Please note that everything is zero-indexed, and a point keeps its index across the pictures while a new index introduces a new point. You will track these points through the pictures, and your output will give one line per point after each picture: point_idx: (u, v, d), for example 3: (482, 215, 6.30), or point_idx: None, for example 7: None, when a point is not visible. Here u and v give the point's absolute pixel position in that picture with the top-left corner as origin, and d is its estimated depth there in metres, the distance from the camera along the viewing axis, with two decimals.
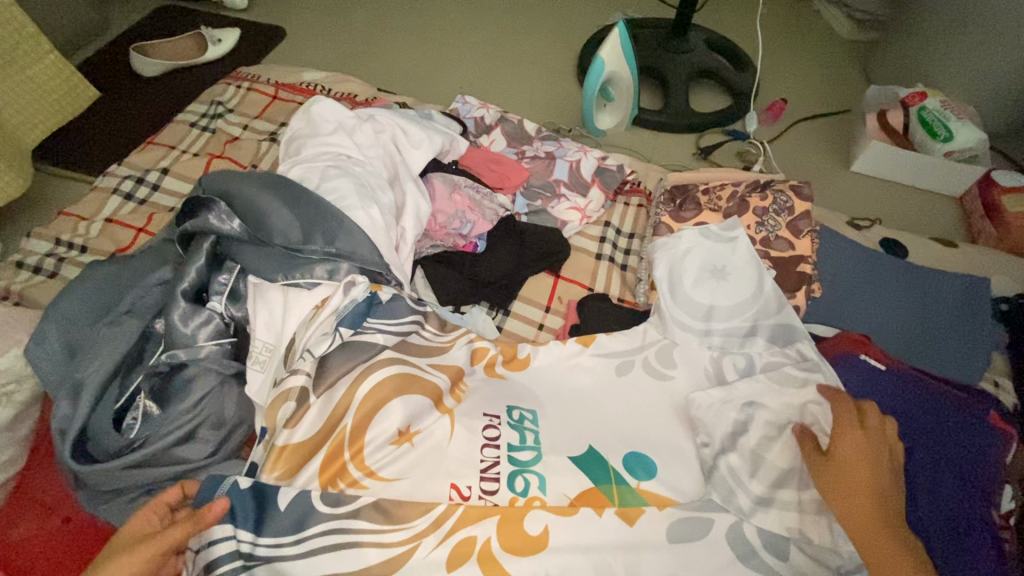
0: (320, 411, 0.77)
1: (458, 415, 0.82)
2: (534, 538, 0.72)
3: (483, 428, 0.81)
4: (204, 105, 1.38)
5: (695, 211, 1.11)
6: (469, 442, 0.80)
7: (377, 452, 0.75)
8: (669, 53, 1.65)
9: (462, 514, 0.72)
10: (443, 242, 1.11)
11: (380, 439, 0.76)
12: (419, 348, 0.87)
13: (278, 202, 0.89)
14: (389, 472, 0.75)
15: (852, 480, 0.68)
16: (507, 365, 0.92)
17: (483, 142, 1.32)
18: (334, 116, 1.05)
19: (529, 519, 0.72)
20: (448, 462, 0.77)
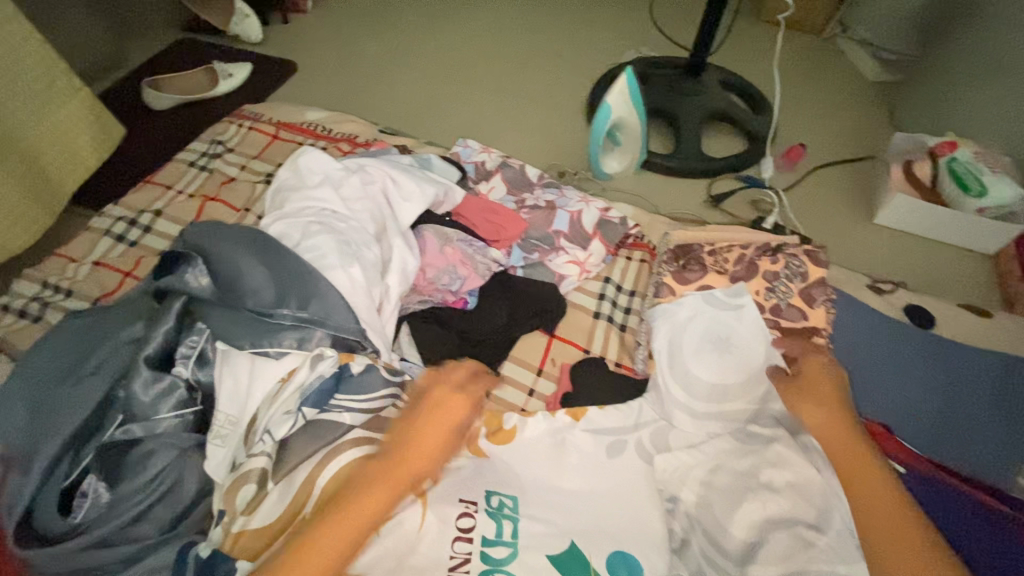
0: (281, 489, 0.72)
1: (431, 500, 0.73)
2: None
3: (455, 518, 0.72)
4: (204, 144, 1.37)
5: (700, 273, 1.03)
6: (440, 533, 0.71)
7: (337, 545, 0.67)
8: (681, 96, 1.59)
9: None
10: (431, 298, 1.06)
11: (335, 523, 0.68)
12: (390, 419, 0.81)
13: (253, 262, 0.85)
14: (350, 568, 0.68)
15: (813, 390, 0.83)
16: (492, 437, 0.87)
17: (481, 189, 1.28)
18: (322, 168, 1.00)
19: None
20: (415, 554, 0.69)
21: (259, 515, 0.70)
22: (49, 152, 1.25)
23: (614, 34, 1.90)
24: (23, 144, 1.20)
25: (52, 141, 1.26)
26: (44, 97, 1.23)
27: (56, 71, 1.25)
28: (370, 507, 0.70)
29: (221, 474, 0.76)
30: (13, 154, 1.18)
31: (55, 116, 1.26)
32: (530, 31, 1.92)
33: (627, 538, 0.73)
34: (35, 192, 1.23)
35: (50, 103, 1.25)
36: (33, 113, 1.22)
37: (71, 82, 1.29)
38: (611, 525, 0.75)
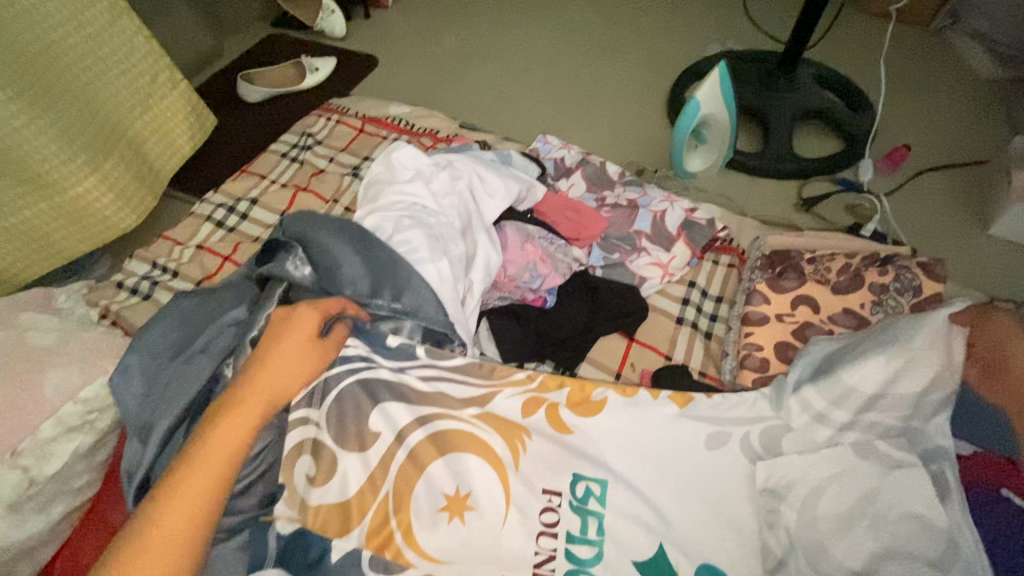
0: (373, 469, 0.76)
1: (518, 495, 0.75)
2: None
3: (539, 515, 0.74)
4: (295, 136, 1.44)
5: (797, 282, 0.97)
6: (530, 526, 0.74)
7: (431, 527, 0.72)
8: (773, 92, 1.50)
9: None
10: (511, 294, 1.05)
11: (429, 502, 0.74)
12: (464, 404, 0.81)
13: (350, 253, 0.87)
14: (428, 547, 0.71)
15: None
16: (577, 409, 0.82)
17: (561, 186, 1.26)
18: (413, 163, 1.01)
19: None
20: (500, 542, 0.72)
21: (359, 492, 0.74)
22: (150, 140, 1.35)
23: (699, 27, 1.82)
24: (128, 133, 1.30)
25: (156, 129, 1.36)
26: (151, 88, 1.33)
27: (160, 67, 1.35)
28: (459, 492, 0.74)
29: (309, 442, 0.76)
30: (120, 142, 1.27)
31: (158, 106, 1.36)
32: (611, 25, 1.87)
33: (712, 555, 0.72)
34: (140, 176, 1.33)
35: (155, 93, 1.34)
36: (141, 103, 1.31)
37: (170, 75, 1.38)
38: (696, 536, 0.73)
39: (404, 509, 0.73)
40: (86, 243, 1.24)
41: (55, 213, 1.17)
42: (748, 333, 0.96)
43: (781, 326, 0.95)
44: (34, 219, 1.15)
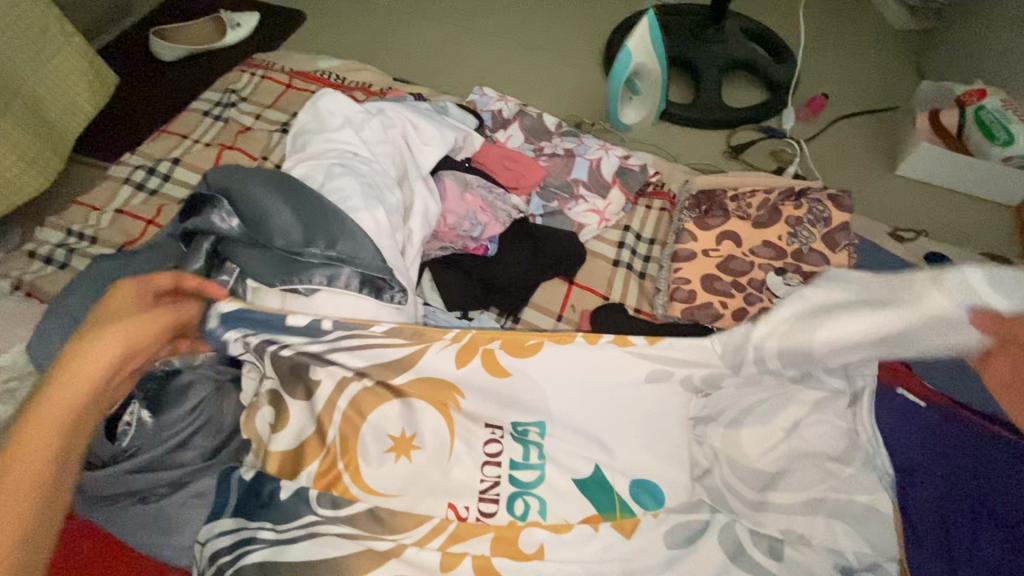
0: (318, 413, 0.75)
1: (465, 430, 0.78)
2: (528, 554, 0.69)
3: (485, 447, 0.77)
4: (218, 93, 1.36)
5: (721, 218, 1.03)
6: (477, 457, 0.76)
7: (377, 463, 0.74)
8: (703, 43, 1.54)
9: (452, 530, 0.70)
10: (452, 244, 1.06)
11: (377, 443, 0.75)
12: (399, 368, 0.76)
13: (280, 202, 0.85)
14: (377, 483, 0.73)
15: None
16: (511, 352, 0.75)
17: (499, 137, 1.26)
18: (343, 111, 0.98)
19: (524, 537, 0.70)
20: (448, 474, 0.75)
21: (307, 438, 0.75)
22: (49, 99, 1.24)
23: None
24: (21, 91, 1.18)
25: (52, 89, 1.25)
26: (40, 44, 1.21)
27: (48, 19, 1.22)
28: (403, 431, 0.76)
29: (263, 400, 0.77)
30: (12, 101, 1.16)
31: (51, 63, 1.24)
32: None
33: (647, 468, 0.76)
34: (41, 140, 1.22)
35: (46, 49, 1.23)
36: (32, 61, 1.20)
37: (61, 28, 1.25)
38: (634, 453, 0.77)
39: (352, 450, 0.74)
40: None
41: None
42: (677, 269, 1.01)
43: (707, 260, 1.00)
44: None
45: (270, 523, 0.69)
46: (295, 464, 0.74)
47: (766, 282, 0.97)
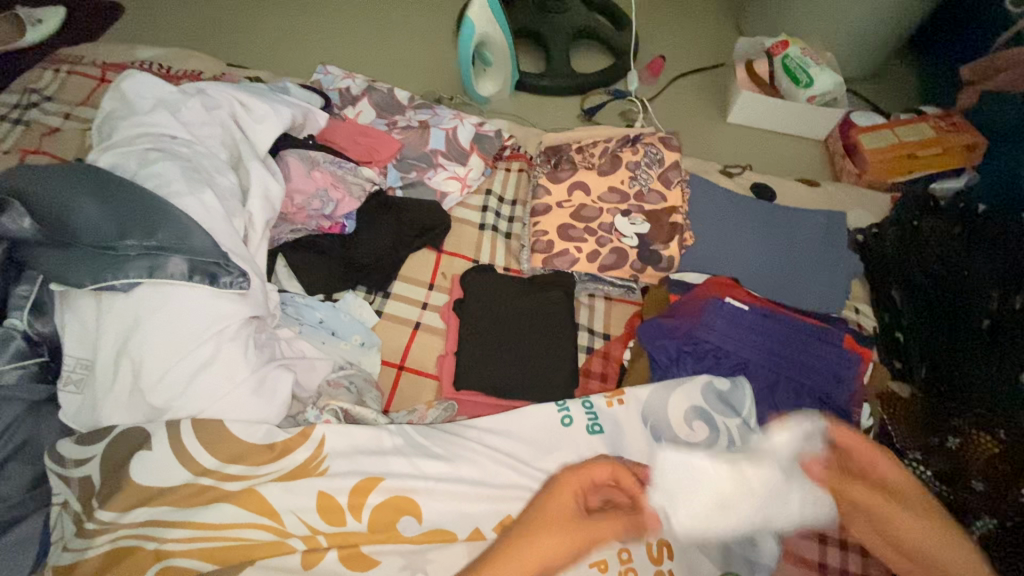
0: (147, 461, 0.64)
1: (327, 433, 0.70)
2: (404, 537, 0.66)
3: (347, 446, 0.70)
4: (15, 94, 1.19)
5: (570, 171, 1.08)
6: (344, 454, 0.69)
7: (220, 483, 0.65)
8: (546, 13, 1.60)
9: (316, 529, 0.65)
10: (305, 226, 1.01)
11: (211, 476, 0.65)
12: (247, 431, 0.68)
13: (83, 198, 0.76)
14: (217, 516, 0.63)
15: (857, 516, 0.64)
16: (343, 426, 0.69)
17: (350, 115, 1.22)
18: (154, 93, 0.90)
19: (401, 521, 0.66)
20: (310, 485, 0.66)
21: (134, 481, 0.63)
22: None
23: None
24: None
25: None
26: None
27: None
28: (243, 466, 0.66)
29: (68, 457, 0.66)
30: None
31: None
32: None
33: (528, 441, 0.75)
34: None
35: None
36: None
37: None
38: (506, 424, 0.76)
39: (180, 489, 0.64)
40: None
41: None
42: (535, 223, 1.05)
43: (561, 212, 1.05)
44: None
45: None
46: (112, 565, 0.61)
47: (614, 224, 1.04)
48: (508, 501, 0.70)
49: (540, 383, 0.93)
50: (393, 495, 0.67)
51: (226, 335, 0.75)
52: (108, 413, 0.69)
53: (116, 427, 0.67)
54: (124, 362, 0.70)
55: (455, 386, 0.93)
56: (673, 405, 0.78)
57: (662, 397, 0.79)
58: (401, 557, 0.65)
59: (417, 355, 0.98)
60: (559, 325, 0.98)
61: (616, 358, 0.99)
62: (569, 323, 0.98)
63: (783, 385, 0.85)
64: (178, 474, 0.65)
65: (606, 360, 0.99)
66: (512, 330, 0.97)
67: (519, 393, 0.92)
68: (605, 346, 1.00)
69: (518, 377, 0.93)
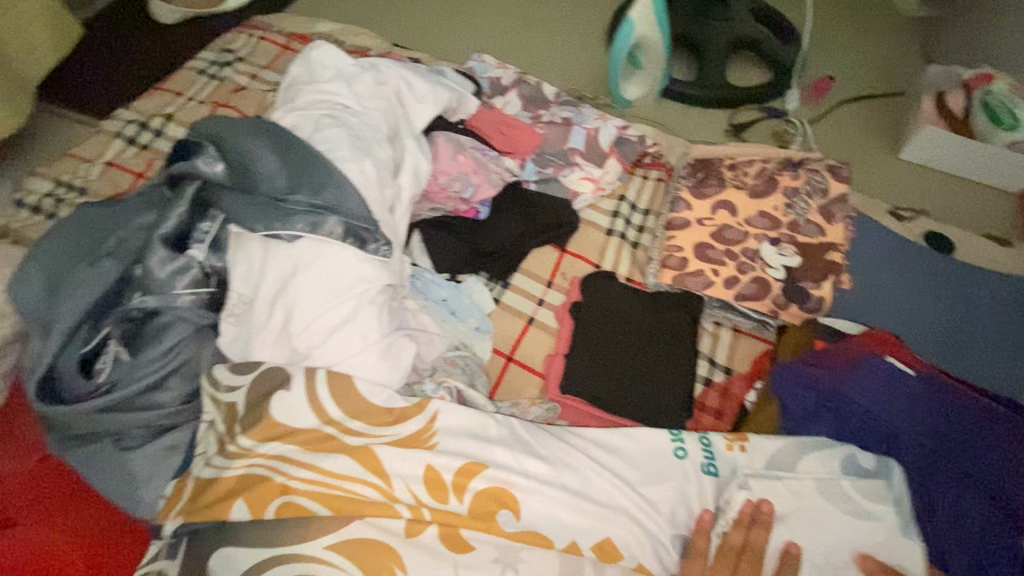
0: (286, 401, 0.69)
1: (440, 409, 0.71)
2: (503, 531, 0.65)
3: (457, 425, 0.71)
4: (215, 53, 1.34)
5: (718, 188, 1.01)
6: (453, 432, 0.70)
7: (340, 435, 0.68)
8: (708, 18, 1.49)
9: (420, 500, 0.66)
10: (443, 206, 1.04)
11: (335, 426, 0.69)
12: (371, 390, 0.71)
13: (265, 152, 0.85)
14: (338, 465, 0.66)
15: None
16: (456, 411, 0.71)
17: (496, 103, 1.23)
18: (336, 63, 0.97)
19: (501, 514, 0.66)
20: (421, 455, 0.68)
21: (271, 416, 0.69)
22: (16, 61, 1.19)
23: None
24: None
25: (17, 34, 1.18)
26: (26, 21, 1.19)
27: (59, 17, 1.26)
28: (363, 424, 0.69)
29: (221, 382, 0.73)
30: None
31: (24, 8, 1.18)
32: None
33: (633, 463, 0.72)
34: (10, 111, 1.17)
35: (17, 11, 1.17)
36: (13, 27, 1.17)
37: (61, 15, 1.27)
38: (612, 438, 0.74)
39: (310, 433, 0.69)
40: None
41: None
42: (670, 237, 0.99)
43: (701, 229, 0.98)
44: None
45: (225, 502, 0.65)
46: (243, 488, 0.65)
47: (760, 251, 0.96)
48: (612, 524, 0.66)
49: (654, 405, 0.88)
50: (496, 484, 0.67)
51: (367, 301, 0.79)
52: (259, 350, 0.76)
53: (264, 363, 0.74)
54: (276, 306, 0.76)
55: (561, 389, 0.90)
56: (806, 468, 0.72)
57: (794, 455, 0.73)
58: (494, 548, 0.64)
59: (526, 350, 0.97)
60: (678, 350, 0.92)
61: (737, 398, 0.91)
62: (691, 349, 0.92)
63: (935, 474, 0.72)
64: (304, 421, 0.69)
65: (725, 397, 0.91)
66: (629, 344, 0.93)
67: (630, 411, 0.88)
68: (726, 381, 0.93)
69: (630, 394, 0.89)
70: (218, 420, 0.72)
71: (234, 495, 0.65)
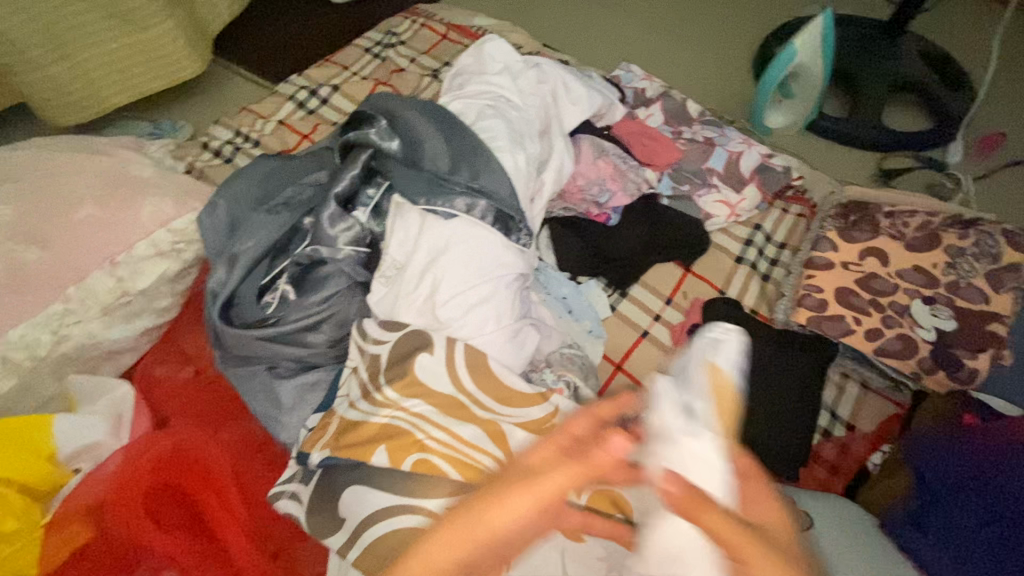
0: (428, 365, 0.75)
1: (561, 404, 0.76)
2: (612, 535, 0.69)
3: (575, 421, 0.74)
4: (380, 34, 1.44)
5: (871, 233, 0.96)
6: None
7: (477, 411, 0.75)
8: (873, 55, 1.41)
9: None
10: (575, 207, 1.06)
11: (467, 397, 0.75)
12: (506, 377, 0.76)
13: (433, 131, 0.92)
14: (467, 434, 0.71)
15: None
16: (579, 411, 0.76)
17: (639, 114, 1.24)
18: (504, 58, 1.02)
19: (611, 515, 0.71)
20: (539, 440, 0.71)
21: (412, 373, 0.74)
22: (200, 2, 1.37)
23: None
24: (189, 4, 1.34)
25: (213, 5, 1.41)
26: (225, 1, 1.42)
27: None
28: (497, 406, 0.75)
29: (370, 334, 0.80)
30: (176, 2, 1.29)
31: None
32: None
33: None
34: (195, 45, 1.35)
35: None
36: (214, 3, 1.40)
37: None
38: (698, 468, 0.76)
39: (447, 399, 0.74)
40: (155, 84, 1.31)
41: (107, 61, 1.23)
42: (809, 276, 0.95)
43: (846, 273, 0.94)
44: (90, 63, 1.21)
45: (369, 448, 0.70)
46: (386, 435, 0.71)
47: (909, 308, 0.91)
48: None
49: (770, 445, 0.85)
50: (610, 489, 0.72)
51: (508, 292, 0.83)
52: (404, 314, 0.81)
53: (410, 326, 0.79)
54: (426, 278, 0.81)
55: None
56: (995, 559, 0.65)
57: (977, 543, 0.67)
58: (601, 548, 0.69)
59: (636, 361, 0.97)
60: (801, 393, 0.88)
61: (856, 457, 0.88)
62: (815, 396, 0.89)
63: None
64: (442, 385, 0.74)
65: (844, 453, 0.88)
66: (750, 378, 0.90)
67: (742, 445, 0.85)
68: (846, 438, 0.89)
69: (744, 429, 0.86)
70: (363, 371, 0.78)
71: (378, 440, 0.71)
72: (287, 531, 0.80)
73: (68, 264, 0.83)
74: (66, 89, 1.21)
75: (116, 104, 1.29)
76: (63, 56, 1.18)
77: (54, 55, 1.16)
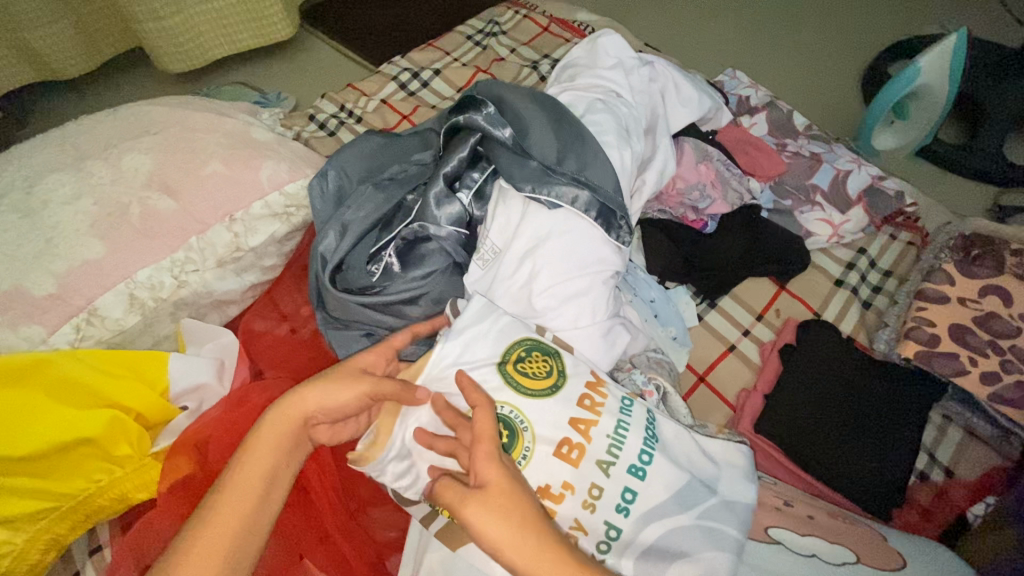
0: None
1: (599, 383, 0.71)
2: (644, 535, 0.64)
3: (620, 406, 0.69)
4: (482, 22, 1.45)
5: (993, 271, 0.91)
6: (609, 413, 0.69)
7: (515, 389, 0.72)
8: (1006, 79, 1.30)
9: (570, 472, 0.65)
10: (671, 210, 1.04)
11: None
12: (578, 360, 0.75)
13: (543, 120, 0.91)
14: None
15: None
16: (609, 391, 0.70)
17: (743, 122, 1.20)
18: (618, 53, 1.01)
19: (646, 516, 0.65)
20: (567, 406, 0.67)
21: None
22: None
23: None
24: None
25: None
26: None
27: None
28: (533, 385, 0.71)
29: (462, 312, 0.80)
30: None
31: None
32: None
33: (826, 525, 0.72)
34: (287, 7, 1.42)
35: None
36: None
37: None
38: (752, 487, 0.70)
39: None
40: (251, 40, 1.41)
41: (213, 15, 1.31)
42: (920, 308, 0.91)
43: (961, 309, 0.90)
44: (198, 16, 1.30)
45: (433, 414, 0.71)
46: None
47: None
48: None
49: (861, 478, 0.81)
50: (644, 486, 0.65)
51: (606, 290, 0.83)
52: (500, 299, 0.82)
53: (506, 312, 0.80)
54: (524, 266, 0.82)
55: (755, 426, 0.87)
56: None
57: None
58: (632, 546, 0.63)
59: (720, 374, 0.95)
60: (899, 429, 0.84)
61: (955, 505, 0.82)
62: (915, 433, 0.84)
63: None
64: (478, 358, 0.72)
65: (940, 499, 0.83)
66: (843, 406, 0.86)
67: (833, 476, 0.82)
68: (945, 484, 0.84)
69: (836, 459, 0.82)
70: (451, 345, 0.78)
71: None
72: (369, 491, 0.83)
73: (193, 214, 0.87)
74: (176, 41, 1.31)
75: (216, 56, 1.39)
76: (178, 9, 1.26)
77: (171, 8, 1.25)
